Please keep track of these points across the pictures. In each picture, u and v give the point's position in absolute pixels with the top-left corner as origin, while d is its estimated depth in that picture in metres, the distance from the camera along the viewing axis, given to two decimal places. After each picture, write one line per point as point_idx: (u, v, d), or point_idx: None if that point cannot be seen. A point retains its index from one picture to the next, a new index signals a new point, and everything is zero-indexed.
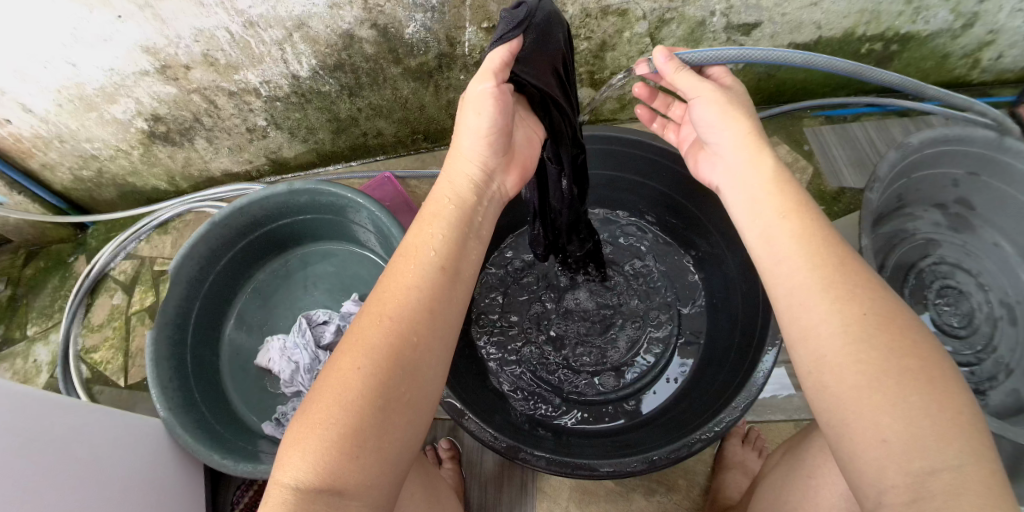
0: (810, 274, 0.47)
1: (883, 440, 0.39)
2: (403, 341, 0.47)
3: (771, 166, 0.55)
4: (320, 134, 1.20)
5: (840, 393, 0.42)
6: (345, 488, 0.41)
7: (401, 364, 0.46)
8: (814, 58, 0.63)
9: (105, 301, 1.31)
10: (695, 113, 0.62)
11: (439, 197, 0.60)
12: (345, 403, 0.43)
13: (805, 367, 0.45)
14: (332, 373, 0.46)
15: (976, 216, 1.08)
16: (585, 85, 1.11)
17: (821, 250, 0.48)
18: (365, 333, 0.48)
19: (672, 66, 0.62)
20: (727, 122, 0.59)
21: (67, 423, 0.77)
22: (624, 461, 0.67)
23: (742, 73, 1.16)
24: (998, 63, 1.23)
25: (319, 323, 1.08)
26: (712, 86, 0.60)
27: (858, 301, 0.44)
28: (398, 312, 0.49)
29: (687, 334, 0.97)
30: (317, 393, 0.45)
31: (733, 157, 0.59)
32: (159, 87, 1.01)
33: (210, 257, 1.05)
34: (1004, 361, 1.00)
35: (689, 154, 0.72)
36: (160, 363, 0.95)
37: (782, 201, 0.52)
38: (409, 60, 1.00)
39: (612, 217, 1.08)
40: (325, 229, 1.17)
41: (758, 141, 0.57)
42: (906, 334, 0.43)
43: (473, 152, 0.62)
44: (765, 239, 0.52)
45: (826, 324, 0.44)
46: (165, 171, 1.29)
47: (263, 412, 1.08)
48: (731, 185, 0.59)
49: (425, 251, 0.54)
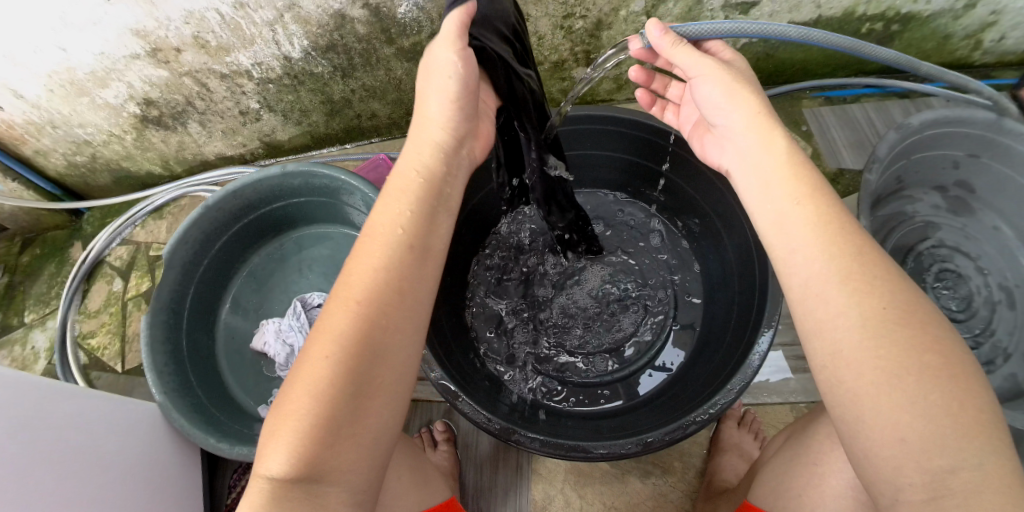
0: (827, 264, 0.45)
1: (900, 439, 0.39)
2: (372, 324, 0.46)
3: (784, 148, 0.52)
4: (314, 116, 1.19)
5: (858, 390, 0.41)
6: (323, 478, 0.41)
7: (370, 349, 0.45)
8: (810, 33, 0.62)
9: (101, 287, 1.30)
10: (699, 93, 0.60)
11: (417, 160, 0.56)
12: (315, 394, 0.42)
13: (819, 361, 0.44)
14: (302, 364, 0.45)
15: (976, 200, 1.07)
16: (581, 65, 1.10)
17: (842, 237, 0.46)
18: (332, 320, 0.46)
19: (668, 39, 0.59)
20: (736, 104, 0.56)
21: (68, 412, 0.77)
22: (618, 443, 0.67)
23: (740, 53, 1.15)
24: (1001, 44, 1.22)
25: (313, 306, 1.08)
26: (712, 61, 0.58)
27: (877, 295, 0.43)
28: (364, 295, 0.47)
29: (681, 318, 0.97)
30: (289, 385, 0.44)
31: (742, 140, 0.56)
32: (150, 70, 0.99)
33: (204, 240, 1.04)
34: (1002, 345, 1.00)
35: (693, 137, 0.70)
36: (155, 348, 0.95)
37: (796, 186, 0.50)
38: (402, 41, 0.98)
39: (611, 199, 1.07)
40: (320, 213, 1.16)
41: (770, 121, 0.54)
42: (927, 329, 0.42)
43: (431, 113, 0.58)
44: (777, 224, 0.50)
45: (845, 318, 0.43)
46: (159, 155, 1.28)
47: (260, 397, 1.08)
48: (742, 170, 0.56)
49: (391, 227, 0.51)
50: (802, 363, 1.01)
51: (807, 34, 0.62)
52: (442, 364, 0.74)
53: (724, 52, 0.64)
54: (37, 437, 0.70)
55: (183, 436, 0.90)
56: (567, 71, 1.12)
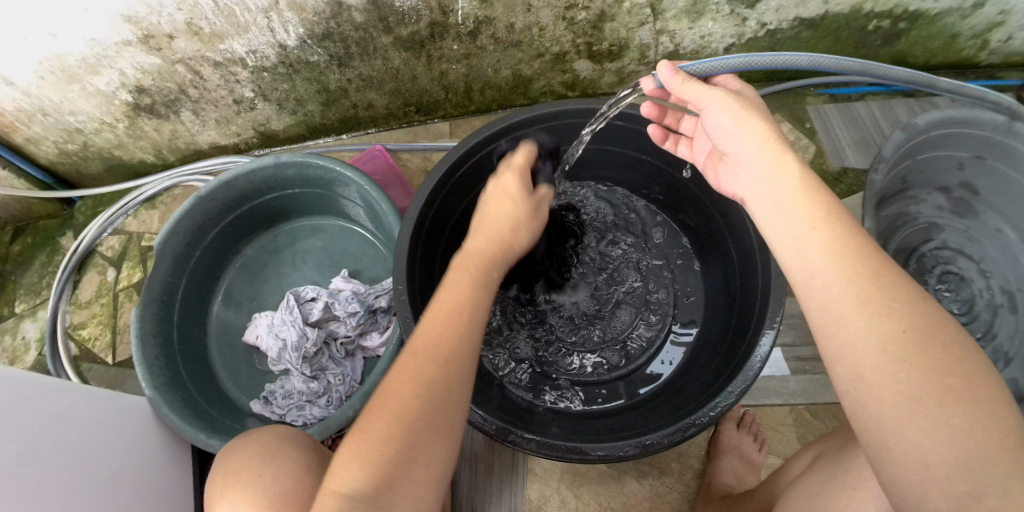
0: (845, 287, 0.43)
1: (923, 464, 0.38)
2: (456, 368, 0.50)
3: (795, 169, 0.50)
4: (309, 106, 1.16)
5: (881, 415, 0.40)
6: (401, 497, 0.42)
7: (453, 388, 0.49)
8: (820, 59, 0.65)
9: (93, 277, 1.28)
10: (708, 122, 0.59)
11: (472, 252, 0.60)
12: (406, 422, 0.45)
13: (841, 386, 0.43)
14: (390, 393, 0.47)
15: (979, 201, 1.05)
16: (583, 57, 1.08)
17: (860, 256, 0.44)
18: (420, 359, 0.49)
19: (679, 79, 0.59)
20: (745, 130, 0.54)
21: (60, 408, 0.76)
22: (617, 445, 0.66)
23: (745, 48, 1.13)
24: (1007, 45, 1.20)
25: (307, 300, 1.04)
26: (721, 91, 0.57)
27: (897, 317, 0.41)
28: (453, 342, 0.51)
29: (677, 317, 0.96)
30: (375, 410, 0.47)
31: (753, 166, 0.53)
32: (142, 57, 0.97)
33: (197, 231, 1.02)
34: (1003, 348, 0.99)
35: (708, 168, 0.69)
36: (145, 340, 0.93)
37: (811, 210, 0.47)
38: (400, 30, 0.96)
39: (610, 193, 1.04)
40: (315, 204, 1.14)
41: (782, 145, 0.52)
42: (949, 351, 0.40)
43: (513, 219, 0.64)
44: (796, 249, 0.48)
45: (865, 342, 0.41)
46: (152, 144, 1.25)
47: (252, 392, 1.06)
48: (758, 197, 0.54)
49: (477, 294, 0.56)
50: (802, 364, 1.00)
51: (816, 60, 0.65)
52: None
53: (731, 83, 0.64)
54: (33, 432, 0.69)
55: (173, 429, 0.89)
56: (569, 63, 1.10)
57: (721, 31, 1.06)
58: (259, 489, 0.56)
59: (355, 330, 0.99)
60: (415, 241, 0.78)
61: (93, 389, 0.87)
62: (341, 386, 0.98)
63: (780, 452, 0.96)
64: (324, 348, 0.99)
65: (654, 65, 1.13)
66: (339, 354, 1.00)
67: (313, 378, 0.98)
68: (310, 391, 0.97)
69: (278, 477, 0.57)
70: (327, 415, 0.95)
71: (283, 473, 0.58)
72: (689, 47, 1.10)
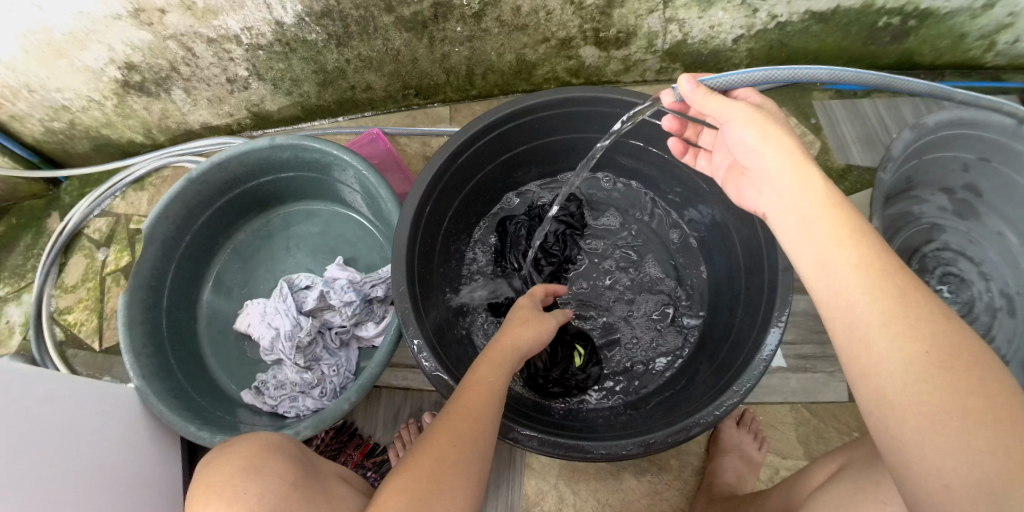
0: (869, 307, 0.43)
1: (945, 485, 0.37)
2: (482, 431, 0.57)
3: (820, 185, 0.50)
4: (305, 86, 1.13)
5: (901, 436, 0.39)
6: None
7: (478, 449, 0.55)
8: (841, 73, 0.64)
9: (79, 260, 1.24)
10: (730, 135, 0.58)
11: (503, 343, 0.67)
12: (443, 467, 0.52)
13: (865, 407, 0.42)
14: (431, 445, 0.54)
15: (982, 203, 1.03)
16: (589, 43, 1.05)
17: (886, 275, 0.44)
18: (455, 423, 0.56)
19: (700, 92, 0.59)
20: (769, 145, 0.54)
21: (46, 397, 0.73)
22: (620, 444, 0.66)
23: (753, 40, 1.10)
24: (1015, 47, 1.19)
25: (302, 288, 1.00)
26: (744, 105, 0.56)
27: (920, 338, 0.41)
28: (484, 409, 0.58)
29: (685, 312, 0.93)
30: (417, 458, 0.54)
31: (777, 181, 0.53)
32: (133, 32, 0.93)
33: (188, 215, 0.99)
34: (1001, 351, 0.98)
35: (727, 182, 0.67)
36: (133, 327, 0.90)
37: (839, 227, 0.47)
38: (402, 9, 0.92)
39: (619, 187, 1.02)
40: (310, 188, 1.11)
41: (807, 161, 0.52)
42: (973, 371, 0.39)
43: (525, 314, 0.74)
44: (820, 267, 0.47)
45: (887, 362, 0.41)
46: (141, 123, 1.20)
47: (243, 381, 1.04)
48: (780, 212, 0.54)
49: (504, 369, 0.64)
50: (802, 363, 0.98)
51: (837, 75, 0.64)
52: (441, 359, 0.72)
53: (753, 96, 0.63)
54: (13, 420, 0.66)
55: (164, 421, 0.86)
56: (574, 49, 1.07)
57: (731, 21, 1.04)
58: (243, 508, 0.51)
59: (351, 319, 0.96)
60: (414, 236, 0.76)
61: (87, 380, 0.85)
62: (335, 377, 0.95)
63: (778, 451, 0.95)
64: (319, 337, 0.95)
65: (661, 54, 1.11)
66: (334, 343, 0.97)
67: (307, 369, 0.95)
68: (303, 382, 0.94)
69: (268, 496, 0.53)
70: (321, 407, 0.93)
71: (271, 491, 0.54)
72: (697, 37, 1.07)
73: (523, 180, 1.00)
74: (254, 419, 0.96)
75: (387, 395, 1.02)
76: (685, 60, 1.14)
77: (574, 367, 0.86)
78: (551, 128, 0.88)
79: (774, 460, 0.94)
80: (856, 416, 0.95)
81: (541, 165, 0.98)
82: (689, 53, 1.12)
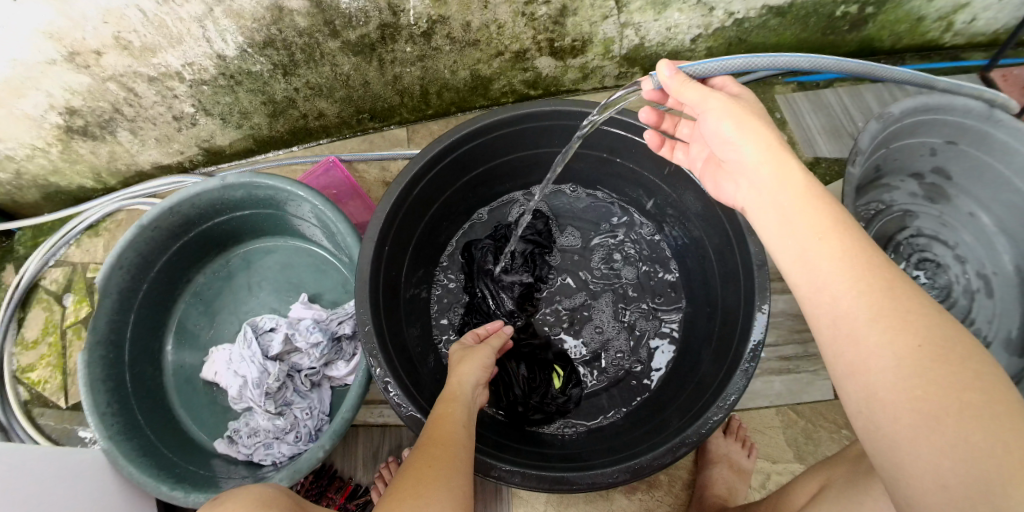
0: (856, 301, 0.40)
1: (941, 486, 0.33)
2: (456, 448, 0.55)
3: (800, 176, 0.48)
4: (255, 118, 1.09)
5: (893, 434, 0.36)
6: None
7: (457, 462, 0.53)
8: (822, 61, 0.61)
9: (39, 312, 1.16)
10: (707, 127, 0.56)
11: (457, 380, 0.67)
12: (428, 484, 0.48)
13: (854, 406, 0.39)
14: (409, 472, 0.51)
15: (952, 186, 1.02)
16: (544, 54, 1.03)
17: (870, 267, 0.41)
18: (429, 450, 0.54)
19: (679, 78, 0.55)
20: (747, 136, 0.51)
21: (18, 470, 0.70)
22: (605, 472, 0.62)
23: (711, 38, 1.09)
24: (971, 26, 1.19)
25: (266, 331, 0.96)
26: (722, 95, 0.54)
27: (911, 331, 0.37)
28: (453, 432, 0.57)
29: (663, 321, 0.91)
30: (397, 487, 0.49)
31: (754, 173, 0.51)
32: (70, 76, 0.87)
33: (143, 263, 0.94)
34: (982, 332, 0.98)
35: (706, 175, 0.64)
36: (95, 386, 0.85)
37: (818, 220, 0.44)
38: (348, 33, 0.89)
39: (590, 197, 0.99)
40: (268, 224, 1.06)
41: (785, 151, 0.49)
42: (967, 366, 0.36)
43: (461, 353, 0.72)
44: (801, 262, 0.44)
45: (878, 358, 0.37)
46: (89, 168, 1.14)
47: (214, 430, 0.99)
48: (760, 206, 0.51)
49: (463, 396, 0.64)
50: (786, 364, 0.96)
51: (818, 62, 0.61)
52: (414, 398, 0.68)
53: (731, 86, 0.61)
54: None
55: (134, 482, 0.81)
56: (529, 61, 1.05)
57: (688, 22, 1.03)
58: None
59: (320, 360, 0.92)
60: (376, 272, 0.72)
61: (64, 452, 0.81)
62: (310, 420, 0.91)
63: (768, 456, 0.92)
64: (288, 381, 0.91)
65: (618, 59, 1.09)
66: (304, 386, 0.92)
67: (278, 415, 0.90)
68: (276, 428, 0.89)
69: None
70: (297, 452, 0.88)
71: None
72: (655, 39, 1.06)
73: (491, 194, 0.97)
74: (230, 470, 0.91)
75: (364, 433, 0.97)
76: (643, 64, 1.13)
77: (553, 390, 0.83)
78: (513, 144, 0.85)
79: (765, 466, 0.91)
80: (844, 413, 0.93)
81: (507, 181, 0.95)
82: (647, 56, 1.10)
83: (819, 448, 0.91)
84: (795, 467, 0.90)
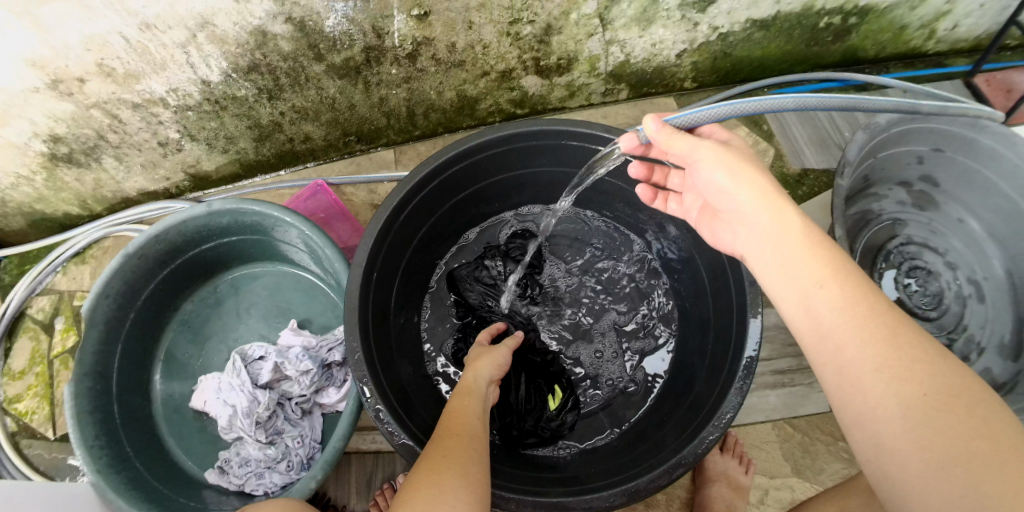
0: (859, 350, 0.40)
1: None
2: (470, 437, 0.55)
3: (797, 223, 0.48)
4: (241, 142, 1.08)
5: (903, 484, 0.35)
6: None
7: (471, 450, 0.53)
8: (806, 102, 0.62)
9: (25, 342, 1.13)
10: (702, 175, 0.55)
11: (471, 374, 0.68)
12: (441, 471, 0.49)
13: (863, 454, 0.39)
14: (425, 463, 0.51)
15: (940, 193, 1.02)
16: (530, 73, 1.03)
17: (872, 313, 0.41)
18: (443, 441, 0.54)
19: (666, 131, 0.54)
20: (742, 185, 0.51)
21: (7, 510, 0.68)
22: (601, 495, 0.61)
23: (697, 52, 1.10)
24: (953, 33, 1.21)
25: (255, 360, 0.94)
26: (711, 143, 0.53)
27: (916, 380, 0.37)
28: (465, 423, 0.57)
29: (658, 338, 0.90)
30: (412, 478, 0.49)
31: (753, 220, 0.51)
32: (53, 104, 0.86)
33: (129, 290, 0.92)
34: (975, 339, 0.98)
35: (702, 224, 0.65)
36: (83, 418, 0.83)
37: (817, 266, 0.44)
38: (333, 56, 0.89)
39: (579, 216, 0.99)
40: (255, 250, 1.06)
41: (781, 198, 0.49)
42: (976, 416, 0.35)
43: (481, 350, 0.74)
44: (803, 307, 0.44)
45: (884, 409, 0.37)
46: (75, 195, 1.12)
47: (204, 460, 0.97)
48: (758, 251, 0.51)
49: (475, 388, 0.65)
50: (781, 377, 0.95)
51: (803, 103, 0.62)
52: (403, 422, 0.67)
53: (718, 132, 0.61)
54: None
55: None
56: (516, 80, 1.05)
57: (673, 37, 1.03)
58: None
59: (310, 388, 0.91)
60: (365, 298, 0.70)
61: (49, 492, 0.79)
62: (301, 448, 0.89)
63: (766, 470, 0.91)
64: (278, 410, 0.89)
65: (605, 76, 1.09)
66: (295, 413, 0.91)
67: (269, 444, 0.88)
68: (267, 457, 0.87)
69: None
70: (290, 481, 0.86)
71: None
72: (640, 56, 1.06)
73: (483, 214, 0.96)
74: (222, 501, 0.89)
75: (357, 460, 0.95)
76: (629, 80, 1.13)
77: (548, 413, 0.82)
78: (500, 164, 0.84)
79: (763, 481, 0.90)
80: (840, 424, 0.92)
81: (497, 201, 0.94)
82: (633, 72, 1.11)
83: (816, 462, 0.90)
84: (793, 481, 0.89)
